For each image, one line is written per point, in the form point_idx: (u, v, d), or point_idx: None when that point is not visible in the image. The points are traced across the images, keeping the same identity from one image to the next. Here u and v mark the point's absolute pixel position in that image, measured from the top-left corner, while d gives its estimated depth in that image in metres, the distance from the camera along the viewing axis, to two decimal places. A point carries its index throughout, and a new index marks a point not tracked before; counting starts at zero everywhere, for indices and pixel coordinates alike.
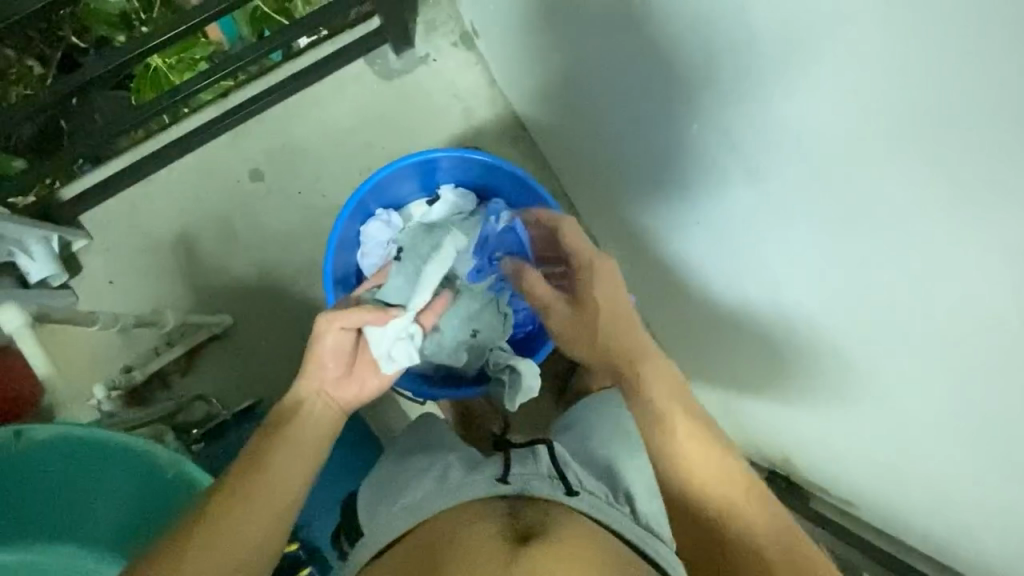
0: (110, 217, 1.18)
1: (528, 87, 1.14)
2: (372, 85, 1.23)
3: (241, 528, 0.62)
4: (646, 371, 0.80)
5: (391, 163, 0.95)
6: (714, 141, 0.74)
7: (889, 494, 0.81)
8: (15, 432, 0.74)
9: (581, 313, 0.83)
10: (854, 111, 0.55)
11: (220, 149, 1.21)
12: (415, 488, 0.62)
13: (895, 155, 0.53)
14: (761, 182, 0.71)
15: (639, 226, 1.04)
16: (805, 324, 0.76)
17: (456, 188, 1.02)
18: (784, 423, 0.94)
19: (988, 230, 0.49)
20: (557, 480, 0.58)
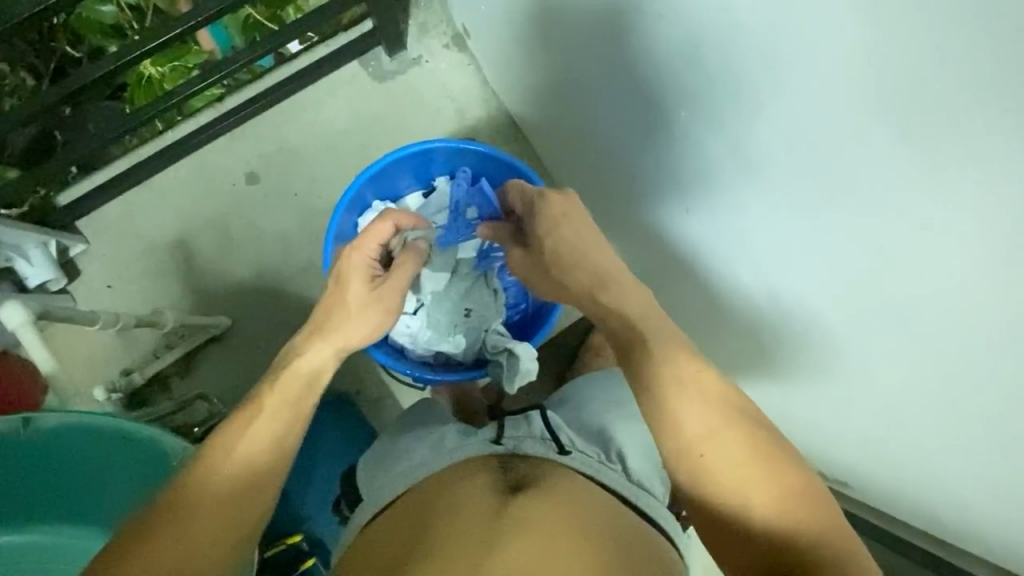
0: (107, 223, 1.19)
1: (519, 85, 1.16)
2: (365, 88, 1.25)
3: (245, 498, 0.64)
4: (613, 294, 0.72)
5: (388, 154, 0.97)
6: (701, 131, 0.76)
7: (883, 472, 0.82)
8: (23, 420, 0.75)
9: (535, 256, 0.80)
10: (842, 95, 0.57)
11: (216, 153, 1.22)
12: (417, 451, 0.73)
13: (881, 135, 0.55)
14: (747, 168, 0.73)
15: (631, 217, 1.06)
16: (794, 307, 0.78)
17: (451, 179, 1.03)
18: (777, 407, 0.96)
19: (968, 201, 0.51)
20: (548, 440, 0.71)
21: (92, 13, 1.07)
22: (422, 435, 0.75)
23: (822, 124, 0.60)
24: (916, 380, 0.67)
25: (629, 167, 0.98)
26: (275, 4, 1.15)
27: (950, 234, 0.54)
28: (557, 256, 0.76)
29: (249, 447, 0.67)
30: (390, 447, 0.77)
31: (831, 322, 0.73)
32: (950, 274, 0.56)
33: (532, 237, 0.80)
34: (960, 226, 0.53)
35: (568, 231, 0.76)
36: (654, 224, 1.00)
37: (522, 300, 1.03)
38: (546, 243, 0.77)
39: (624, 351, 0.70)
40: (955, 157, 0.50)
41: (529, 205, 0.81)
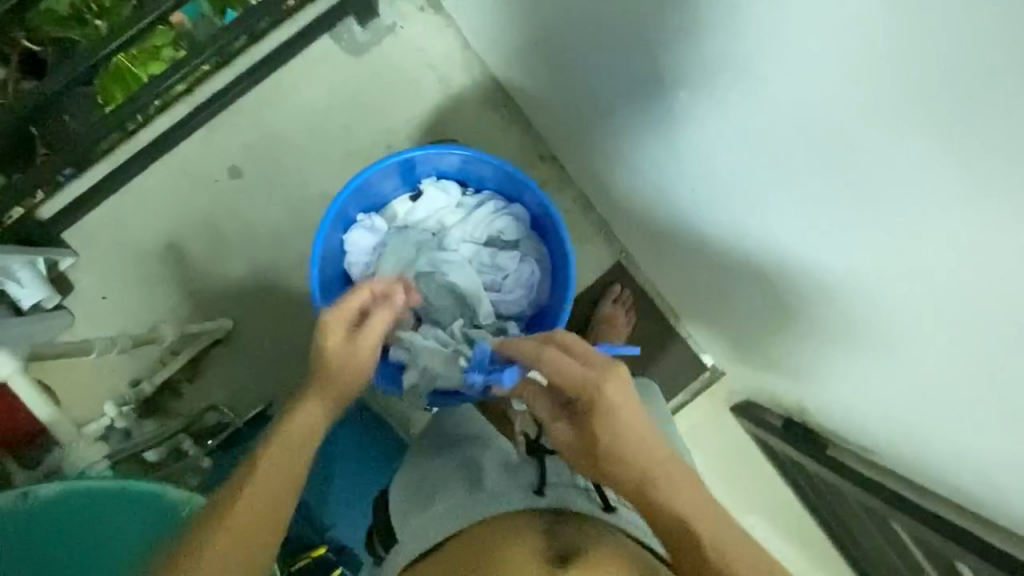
0: (93, 232, 1.16)
1: (503, 48, 1.08)
2: (340, 64, 1.18)
3: (240, 551, 0.63)
4: (659, 481, 0.58)
5: (370, 165, 0.91)
6: (705, 104, 0.70)
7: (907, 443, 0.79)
8: (22, 493, 0.81)
9: (579, 439, 0.61)
10: (861, 69, 0.51)
11: (194, 149, 1.17)
12: (454, 495, 0.73)
13: (908, 115, 0.49)
14: (748, 135, 0.68)
15: (634, 185, 1.00)
16: (812, 281, 0.74)
17: (438, 180, 0.98)
18: (790, 374, 0.94)
19: (974, 185, 0.47)
20: (592, 494, 0.70)
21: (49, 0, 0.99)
22: (457, 476, 0.76)
23: (826, 93, 0.55)
24: (946, 363, 0.63)
25: (623, 134, 0.93)
26: None
27: (954, 214, 0.50)
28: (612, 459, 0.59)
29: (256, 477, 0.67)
30: (425, 483, 0.78)
31: (842, 296, 0.70)
32: (958, 258, 0.53)
33: (580, 423, 0.61)
34: (967, 211, 0.49)
35: (623, 425, 0.58)
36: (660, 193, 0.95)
37: (525, 306, 0.97)
38: (597, 437, 0.59)
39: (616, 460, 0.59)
40: (964, 134, 0.46)
41: (584, 386, 0.59)
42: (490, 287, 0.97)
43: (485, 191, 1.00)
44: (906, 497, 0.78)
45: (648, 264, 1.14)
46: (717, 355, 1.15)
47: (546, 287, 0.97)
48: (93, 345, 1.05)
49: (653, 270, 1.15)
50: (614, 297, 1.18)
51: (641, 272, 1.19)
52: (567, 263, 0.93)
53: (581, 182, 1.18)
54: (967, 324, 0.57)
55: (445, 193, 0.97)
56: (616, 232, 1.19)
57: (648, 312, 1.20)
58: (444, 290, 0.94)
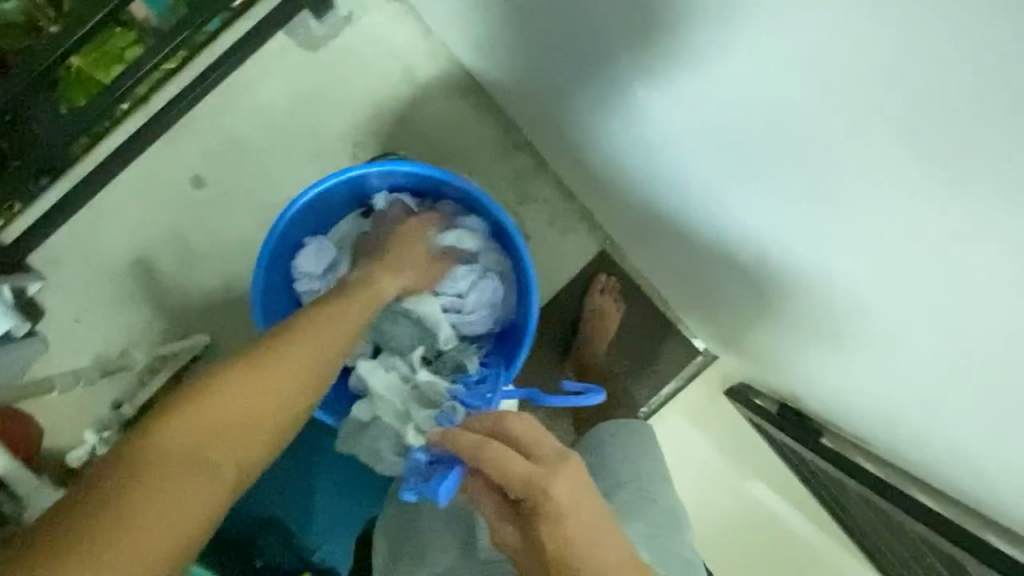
0: (59, 254, 1.12)
1: (465, 33, 1.03)
2: (299, 60, 1.12)
3: (248, 413, 0.60)
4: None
5: (318, 183, 0.88)
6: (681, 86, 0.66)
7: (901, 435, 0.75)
8: None
9: (528, 544, 0.55)
10: (848, 45, 0.46)
11: (156, 160, 1.12)
12: (439, 557, 0.79)
13: (900, 93, 0.45)
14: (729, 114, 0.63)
15: (615, 172, 0.96)
16: (804, 265, 0.71)
17: (388, 195, 0.95)
18: (784, 361, 0.91)
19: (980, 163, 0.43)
20: None
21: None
22: (447, 535, 0.80)
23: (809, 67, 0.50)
24: (947, 354, 0.60)
25: (597, 119, 0.88)
26: None
27: (955, 198, 0.47)
28: (560, 564, 0.52)
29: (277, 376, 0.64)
30: (419, 536, 0.83)
31: (838, 281, 0.67)
32: (960, 243, 0.49)
33: (526, 522, 0.55)
34: (965, 190, 0.45)
35: (575, 527, 0.52)
36: (641, 179, 0.91)
37: (491, 324, 0.96)
38: (544, 544, 0.53)
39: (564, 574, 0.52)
40: (966, 107, 0.41)
41: (529, 489, 0.53)
42: (451, 308, 0.95)
43: (444, 202, 0.96)
44: (905, 491, 0.75)
45: (634, 252, 1.11)
46: (711, 340, 1.12)
47: (511, 300, 0.96)
48: (51, 382, 1.09)
49: (638, 258, 1.12)
50: (601, 289, 1.13)
51: (627, 259, 1.15)
52: (528, 280, 0.91)
53: (559, 171, 1.13)
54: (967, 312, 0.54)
55: (398, 208, 0.94)
56: (598, 220, 1.14)
57: (636, 300, 1.16)
58: (402, 318, 0.92)
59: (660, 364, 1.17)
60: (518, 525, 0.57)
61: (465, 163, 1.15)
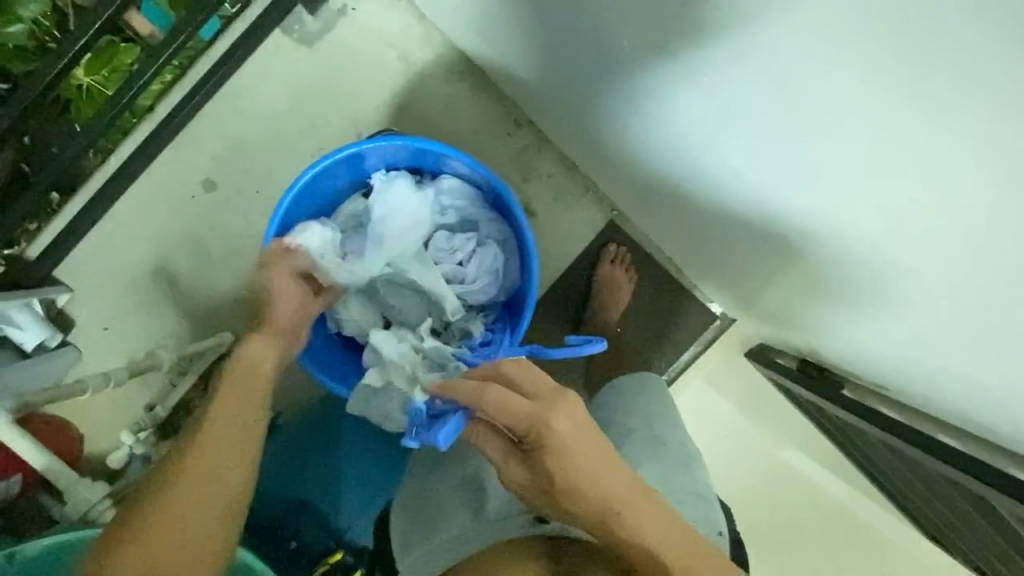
0: (82, 264, 1.15)
1: (457, 14, 1.03)
2: (296, 56, 1.13)
3: (216, 466, 0.65)
4: (626, 511, 0.57)
5: (319, 164, 0.89)
6: (675, 35, 0.65)
7: (919, 379, 0.74)
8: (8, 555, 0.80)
9: (535, 477, 0.59)
10: None
11: (167, 166, 1.15)
12: (457, 523, 0.79)
13: (889, 21, 0.44)
14: (714, 52, 0.62)
15: (612, 138, 0.96)
16: (805, 213, 0.70)
17: (387, 173, 0.96)
18: (798, 316, 0.90)
19: (963, 71, 0.42)
20: None
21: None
22: (462, 499, 0.81)
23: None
24: (952, 287, 0.59)
25: (593, 84, 0.88)
26: None
27: (945, 121, 0.47)
28: (569, 490, 0.57)
29: (203, 470, 0.64)
30: (432, 505, 0.84)
31: (842, 224, 0.66)
32: (952, 162, 0.49)
33: (531, 457, 0.59)
34: (948, 102, 0.45)
35: (580, 456, 0.57)
36: (640, 142, 0.91)
37: (496, 292, 0.98)
38: (553, 472, 0.57)
39: (574, 500, 0.57)
40: (950, 29, 0.41)
41: (534, 425, 0.58)
42: (453, 278, 0.97)
43: (442, 176, 0.97)
44: (925, 432, 0.75)
45: (640, 218, 1.11)
46: (725, 302, 1.11)
47: (514, 268, 0.98)
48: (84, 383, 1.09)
49: (645, 224, 1.12)
50: (611, 258, 1.14)
51: (634, 228, 1.15)
52: (526, 245, 0.92)
53: (560, 144, 1.13)
54: (964, 235, 0.53)
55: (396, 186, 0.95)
56: (604, 190, 1.14)
57: (647, 268, 1.16)
58: (408, 291, 0.96)
59: (676, 330, 1.17)
60: (520, 460, 0.61)
61: (468, 144, 1.16)
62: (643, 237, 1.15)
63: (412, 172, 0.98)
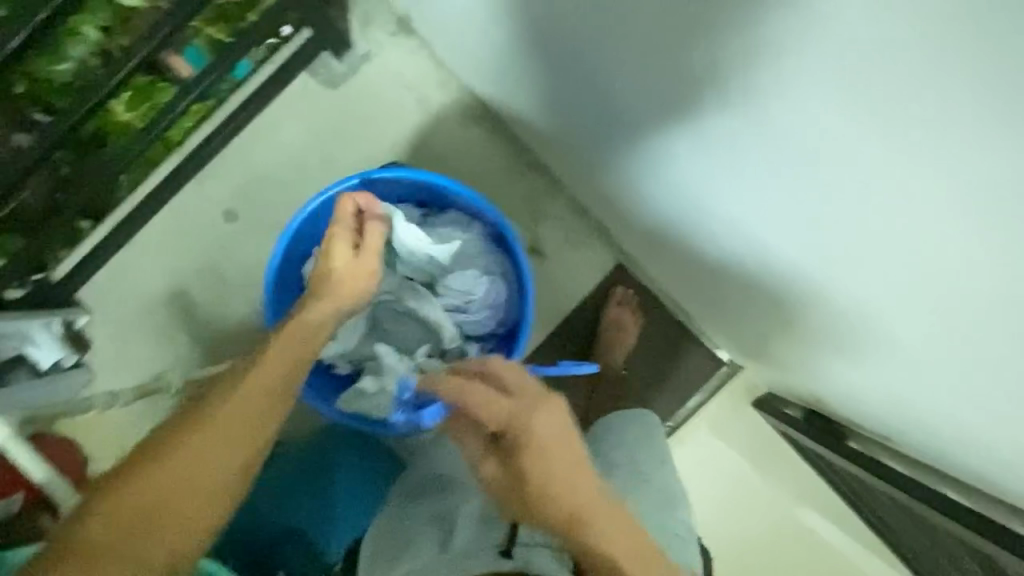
0: (103, 288, 1.19)
1: (474, 62, 1.08)
2: (320, 98, 1.19)
3: (238, 421, 0.67)
4: (595, 518, 0.60)
5: (330, 190, 0.93)
6: (670, 86, 0.68)
7: (919, 429, 0.73)
8: None
9: (512, 472, 0.65)
10: (818, 34, 0.47)
11: (191, 197, 1.19)
12: (422, 554, 0.78)
13: (878, 78, 0.45)
14: (709, 102, 0.64)
15: (617, 183, 0.98)
16: (800, 260, 0.71)
17: (396, 204, 0.99)
18: (798, 363, 0.90)
19: (946, 129, 0.44)
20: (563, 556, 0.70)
21: (46, 68, 0.97)
22: (434, 534, 0.81)
23: (773, 44, 0.51)
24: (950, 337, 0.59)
25: (598, 130, 0.91)
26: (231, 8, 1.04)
27: (938, 176, 0.47)
28: (538, 489, 0.62)
29: (228, 421, 0.66)
30: (401, 540, 0.83)
31: (836, 273, 0.67)
32: (940, 215, 0.49)
33: (510, 454, 0.65)
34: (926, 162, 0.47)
35: (553, 455, 0.62)
36: (642, 188, 0.93)
37: (494, 324, 0.99)
38: (526, 471, 0.62)
39: (547, 499, 0.61)
40: (938, 88, 0.42)
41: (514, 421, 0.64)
42: (455, 308, 0.98)
43: (448, 208, 1.01)
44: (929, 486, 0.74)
45: (645, 261, 1.12)
46: (730, 348, 1.10)
47: (512, 300, 0.99)
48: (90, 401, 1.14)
49: (650, 267, 1.13)
50: (617, 300, 1.15)
51: (640, 272, 1.16)
52: (524, 277, 0.94)
53: (568, 187, 1.16)
54: (943, 288, 0.55)
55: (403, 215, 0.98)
56: (611, 233, 1.16)
57: (651, 311, 1.17)
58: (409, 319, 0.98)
59: (680, 376, 1.16)
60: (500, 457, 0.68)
61: (478, 184, 1.19)
62: (649, 281, 1.16)
63: (420, 204, 1.01)
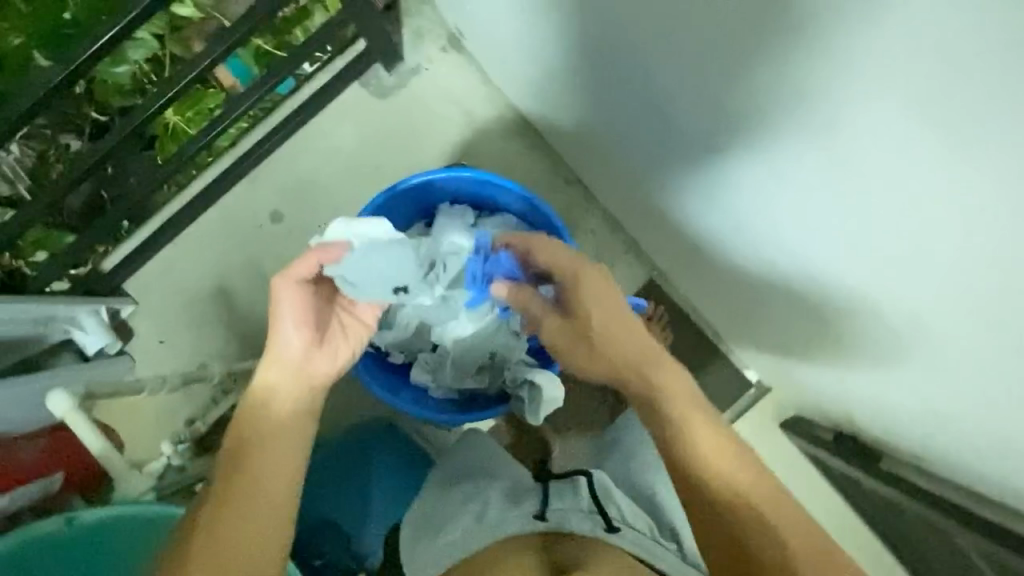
0: (148, 281, 1.23)
1: (521, 80, 1.12)
2: (369, 108, 1.23)
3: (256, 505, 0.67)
4: (648, 361, 0.78)
5: (391, 188, 0.97)
6: (715, 113, 0.72)
7: (959, 452, 0.75)
8: (67, 518, 0.84)
9: (574, 327, 0.83)
10: (862, 72, 0.50)
11: (240, 196, 1.23)
12: (458, 526, 0.80)
13: (918, 116, 0.48)
14: (749, 120, 0.67)
15: (658, 201, 1.01)
16: (842, 281, 0.74)
17: (450, 205, 1.02)
18: (831, 378, 0.91)
19: (985, 165, 0.46)
20: (595, 515, 0.78)
21: (108, 74, 1.06)
22: (469, 506, 0.83)
23: (810, 57, 0.54)
24: (992, 359, 0.61)
25: (642, 149, 0.94)
26: (281, 30, 1.15)
27: (978, 208, 0.49)
28: (600, 334, 0.79)
29: (245, 511, 0.67)
30: (436, 514, 0.85)
31: (879, 295, 0.69)
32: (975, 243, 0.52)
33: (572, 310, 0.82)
34: (955, 168, 0.49)
35: (611, 307, 0.79)
36: (682, 208, 0.96)
37: None
38: (592, 326, 0.80)
39: (611, 343, 0.79)
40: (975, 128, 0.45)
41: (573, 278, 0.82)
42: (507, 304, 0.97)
43: (502, 211, 1.04)
44: (967, 510, 0.75)
45: (680, 279, 1.14)
46: (763, 370, 1.11)
47: None
48: (144, 385, 1.13)
49: (685, 286, 1.15)
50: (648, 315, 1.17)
51: (675, 290, 1.18)
52: None
53: (607, 203, 1.19)
54: (982, 312, 0.58)
55: (456, 215, 1.00)
56: (646, 250, 1.19)
57: (684, 329, 1.18)
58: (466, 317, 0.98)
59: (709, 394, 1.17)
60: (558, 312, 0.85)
61: None
62: (682, 299, 1.18)
63: (473, 206, 1.05)
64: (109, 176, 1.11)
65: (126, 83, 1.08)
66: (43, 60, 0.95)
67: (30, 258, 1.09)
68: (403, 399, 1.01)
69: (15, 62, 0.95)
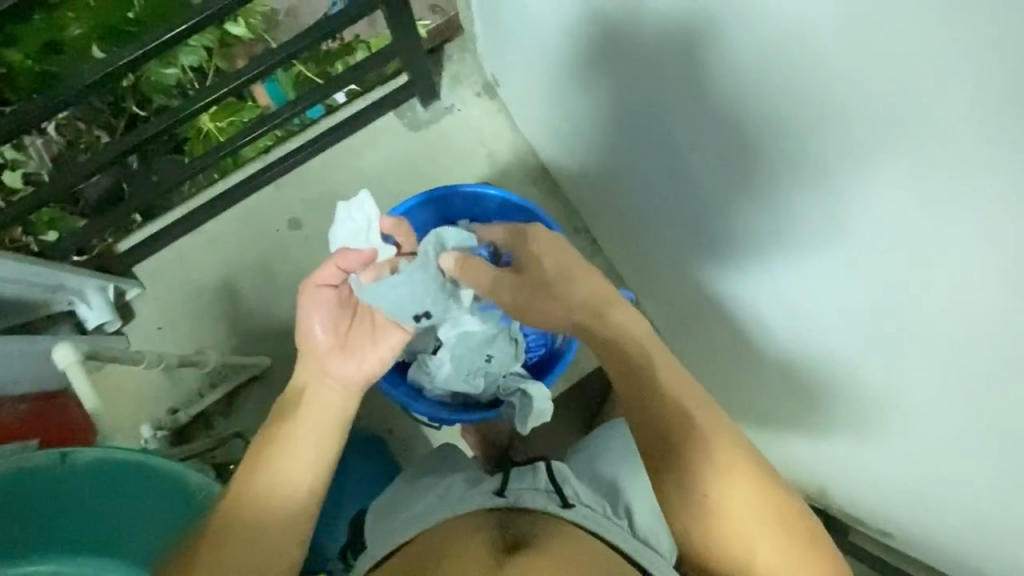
0: (158, 268, 1.26)
1: (547, 130, 1.19)
2: (401, 136, 1.30)
3: (276, 493, 0.71)
4: (620, 319, 0.77)
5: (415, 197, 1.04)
6: (724, 175, 0.78)
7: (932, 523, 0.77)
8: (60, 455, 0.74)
9: (522, 277, 0.80)
10: (868, 144, 0.56)
11: (263, 199, 1.28)
12: (420, 504, 0.82)
13: (921, 186, 0.54)
14: (755, 186, 0.73)
15: (662, 257, 1.07)
16: (829, 347, 0.78)
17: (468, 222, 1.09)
18: (812, 447, 0.93)
19: (977, 233, 0.51)
20: (552, 493, 0.80)
21: (156, 74, 1.12)
22: (436, 489, 0.85)
23: (820, 130, 0.60)
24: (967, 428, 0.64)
25: (652, 205, 1.00)
26: (324, 60, 1.23)
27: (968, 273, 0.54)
28: (551, 278, 0.79)
29: (260, 500, 0.70)
30: (399, 502, 0.86)
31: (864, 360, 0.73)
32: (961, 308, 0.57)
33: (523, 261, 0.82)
34: (946, 235, 0.54)
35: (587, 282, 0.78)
36: (684, 265, 1.01)
37: (539, 346, 1.08)
38: (546, 271, 0.79)
39: (592, 317, 0.77)
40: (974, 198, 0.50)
41: (522, 240, 0.84)
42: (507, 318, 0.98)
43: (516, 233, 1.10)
44: None
45: (674, 337, 1.18)
46: None
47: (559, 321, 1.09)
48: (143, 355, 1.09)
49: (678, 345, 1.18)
50: None
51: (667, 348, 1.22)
52: None
53: (614, 255, 1.25)
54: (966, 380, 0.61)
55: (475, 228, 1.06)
56: (644, 306, 1.23)
57: None
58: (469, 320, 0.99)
59: None
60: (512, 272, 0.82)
61: None
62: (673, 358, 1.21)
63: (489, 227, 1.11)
64: (133, 171, 1.16)
65: (171, 84, 1.15)
66: (101, 54, 1.02)
67: (38, 237, 1.13)
68: (396, 390, 1.04)
69: (75, 47, 1.02)
